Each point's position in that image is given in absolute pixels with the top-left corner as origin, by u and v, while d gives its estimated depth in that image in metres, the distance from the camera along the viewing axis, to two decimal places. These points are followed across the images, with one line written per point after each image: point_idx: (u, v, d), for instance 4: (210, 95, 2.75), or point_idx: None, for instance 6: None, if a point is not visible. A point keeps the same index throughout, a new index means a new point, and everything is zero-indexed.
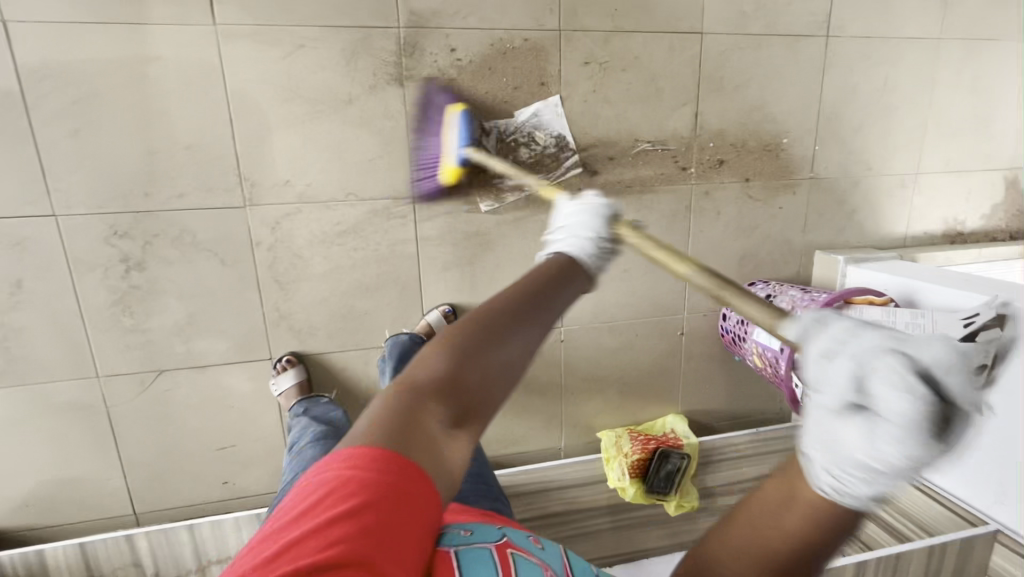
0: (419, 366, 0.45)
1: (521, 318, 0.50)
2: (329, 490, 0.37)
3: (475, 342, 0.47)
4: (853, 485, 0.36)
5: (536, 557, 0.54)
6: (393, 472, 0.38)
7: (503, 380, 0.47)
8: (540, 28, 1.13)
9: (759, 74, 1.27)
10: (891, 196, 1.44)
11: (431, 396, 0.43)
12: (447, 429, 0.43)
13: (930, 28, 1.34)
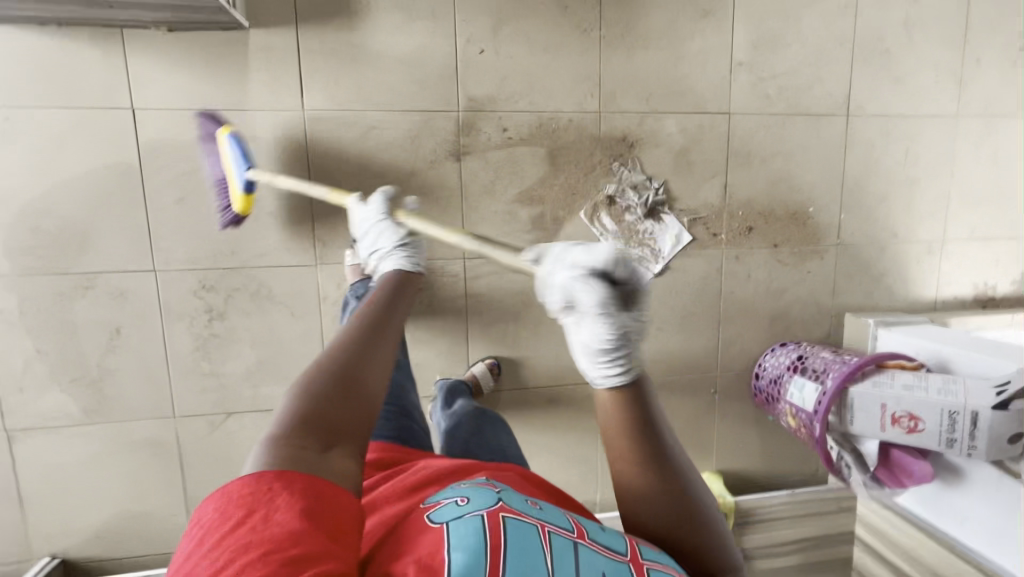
0: (286, 413, 0.53)
1: (353, 351, 0.63)
2: (222, 516, 0.42)
3: (337, 369, 0.59)
4: (598, 370, 0.56)
5: (530, 518, 0.53)
6: (283, 477, 0.45)
7: (367, 390, 0.60)
8: (583, 109, 1.26)
9: (784, 149, 1.37)
10: (918, 262, 1.49)
11: (303, 424, 0.52)
12: (321, 452, 0.51)
13: (948, 107, 1.43)
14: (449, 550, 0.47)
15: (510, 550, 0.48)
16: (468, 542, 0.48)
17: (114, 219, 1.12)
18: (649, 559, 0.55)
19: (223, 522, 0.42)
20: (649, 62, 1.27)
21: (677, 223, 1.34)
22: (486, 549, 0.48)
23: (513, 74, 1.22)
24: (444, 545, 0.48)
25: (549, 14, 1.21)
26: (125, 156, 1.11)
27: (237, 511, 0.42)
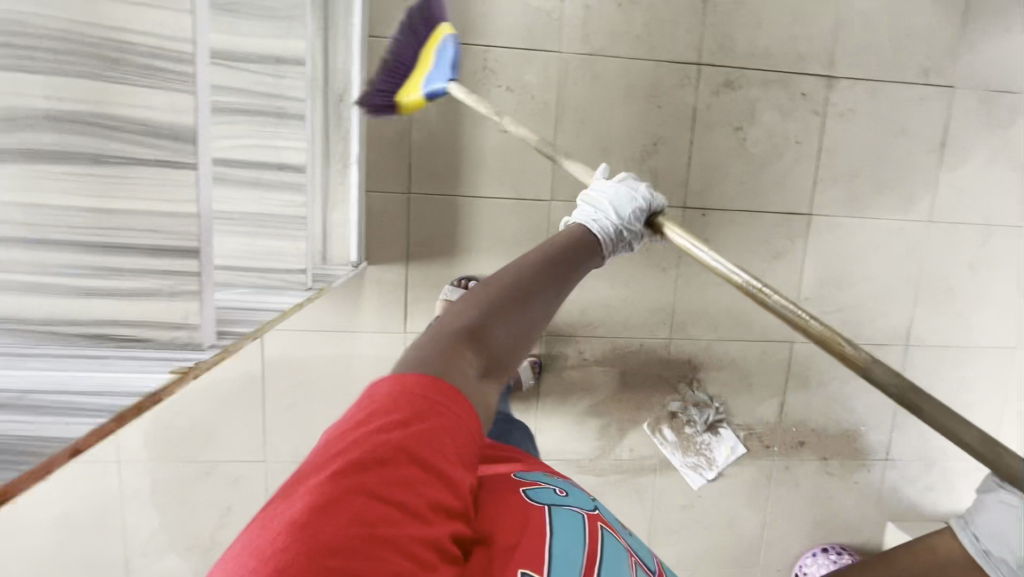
0: (453, 321, 0.55)
1: (534, 285, 0.60)
2: (391, 409, 0.44)
3: (515, 305, 0.57)
4: None
5: (621, 540, 0.61)
6: (438, 390, 0.47)
7: (526, 330, 0.58)
8: (654, 337, 1.37)
9: (842, 373, 1.44)
10: (966, 478, 1.54)
11: (466, 332, 0.54)
12: (479, 377, 0.52)
13: (1009, 339, 1.48)
14: (552, 536, 0.54)
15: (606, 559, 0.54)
16: (572, 533, 0.56)
17: (237, 417, 1.29)
18: None
19: (380, 415, 0.44)
20: (720, 297, 1.37)
21: (733, 436, 1.43)
22: (586, 547, 0.55)
23: (593, 304, 1.34)
24: (550, 527, 0.55)
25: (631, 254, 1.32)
26: (254, 366, 1.28)
27: (385, 406, 0.45)
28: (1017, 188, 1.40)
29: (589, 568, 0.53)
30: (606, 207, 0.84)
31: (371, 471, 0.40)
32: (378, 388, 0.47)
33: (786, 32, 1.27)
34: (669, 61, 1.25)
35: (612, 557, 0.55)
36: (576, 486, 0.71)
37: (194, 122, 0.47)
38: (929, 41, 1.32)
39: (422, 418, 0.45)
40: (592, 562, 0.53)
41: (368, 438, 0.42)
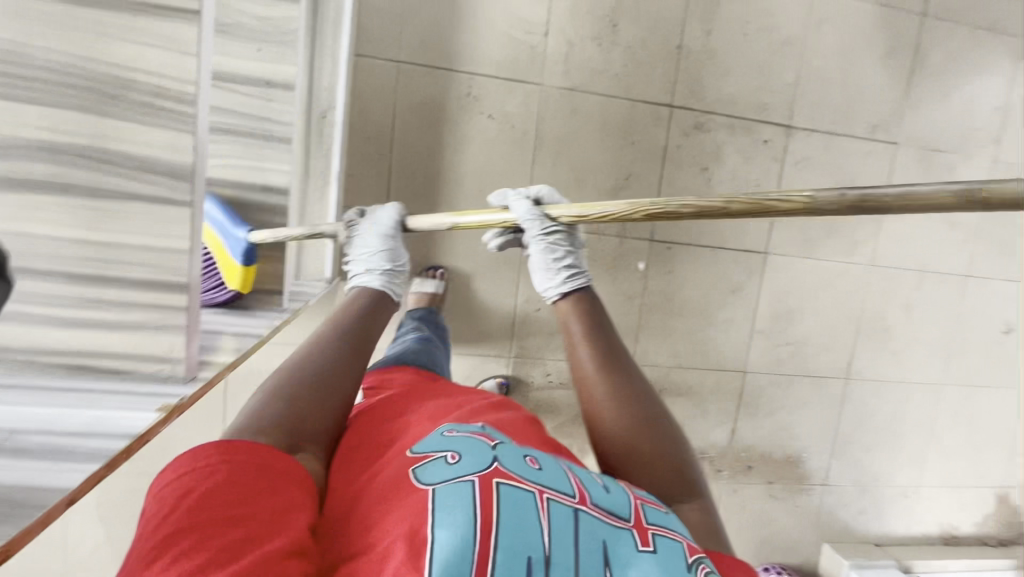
0: (255, 397, 0.55)
1: (334, 350, 0.61)
2: (160, 506, 0.39)
3: (313, 377, 0.58)
4: None
5: (527, 483, 0.50)
6: (206, 455, 0.43)
7: (328, 396, 0.58)
8: None
9: (789, 402, 1.54)
10: (895, 503, 1.67)
11: (274, 419, 0.52)
12: (291, 453, 0.52)
13: (935, 376, 1.62)
14: (433, 527, 0.45)
15: (502, 529, 0.46)
16: (455, 515, 0.46)
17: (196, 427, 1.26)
18: (653, 523, 0.53)
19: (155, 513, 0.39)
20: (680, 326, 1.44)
21: None
22: (475, 523, 0.45)
23: (561, 328, 1.39)
24: (431, 514, 0.46)
25: (600, 282, 1.38)
26: None
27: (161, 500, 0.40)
28: (945, 239, 1.55)
29: (481, 551, 0.44)
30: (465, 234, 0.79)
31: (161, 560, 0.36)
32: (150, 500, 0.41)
33: (752, 82, 1.36)
34: (644, 101, 1.32)
35: (509, 526, 0.46)
36: (483, 429, 0.58)
37: (194, 160, 0.48)
38: (877, 101, 1.44)
39: (198, 482, 0.41)
40: (485, 539, 0.45)
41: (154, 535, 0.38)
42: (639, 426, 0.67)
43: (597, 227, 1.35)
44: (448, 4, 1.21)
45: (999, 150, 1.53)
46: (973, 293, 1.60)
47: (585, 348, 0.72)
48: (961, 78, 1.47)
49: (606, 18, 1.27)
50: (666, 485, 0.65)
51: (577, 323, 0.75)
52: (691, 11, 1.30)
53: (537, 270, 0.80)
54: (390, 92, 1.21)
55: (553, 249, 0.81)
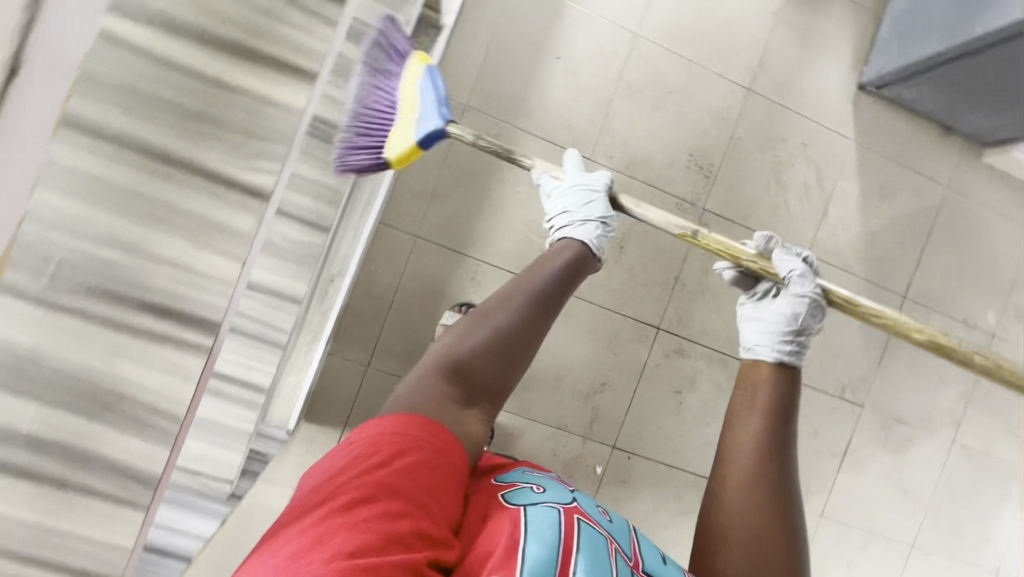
0: (464, 337, 0.82)
1: (512, 336, 0.83)
2: (360, 461, 0.59)
3: (499, 345, 0.82)
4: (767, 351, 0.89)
5: (601, 529, 0.68)
6: (418, 430, 0.66)
7: (506, 359, 0.82)
8: None
9: None
10: None
11: (452, 373, 0.78)
12: (459, 406, 0.76)
13: None
14: (526, 538, 0.60)
15: (581, 550, 0.61)
16: (544, 532, 0.61)
17: None
18: None
19: (362, 454, 0.60)
20: None
21: None
22: (559, 546, 0.60)
23: None
24: (524, 529, 0.61)
25: (555, 476, 1.40)
26: None
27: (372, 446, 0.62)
28: (895, 506, 1.59)
29: (564, 568, 0.59)
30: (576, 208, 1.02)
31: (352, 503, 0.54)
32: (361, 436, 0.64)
33: (736, 324, 1.46)
34: (633, 318, 1.41)
35: (585, 552, 0.61)
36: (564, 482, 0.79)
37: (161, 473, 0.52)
38: (850, 364, 1.53)
39: (405, 448, 0.63)
40: (569, 557, 0.60)
41: (349, 479, 0.57)
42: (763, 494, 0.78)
43: (563, 424, 1.40)
44: (474, 198, 1.31)
45: (958, 433, 1.61)
46: (917, 565, 1.62)
47: (751, 436, 0.81)
48: (931, 361, 1.57)
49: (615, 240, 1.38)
50: (766, 573, 0.73)
51: (769, 403, 0.84)
52: (693, 250, 1.41)
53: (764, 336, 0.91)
54: (402, 263, 1.29)
55: (796, 318, 0.92)
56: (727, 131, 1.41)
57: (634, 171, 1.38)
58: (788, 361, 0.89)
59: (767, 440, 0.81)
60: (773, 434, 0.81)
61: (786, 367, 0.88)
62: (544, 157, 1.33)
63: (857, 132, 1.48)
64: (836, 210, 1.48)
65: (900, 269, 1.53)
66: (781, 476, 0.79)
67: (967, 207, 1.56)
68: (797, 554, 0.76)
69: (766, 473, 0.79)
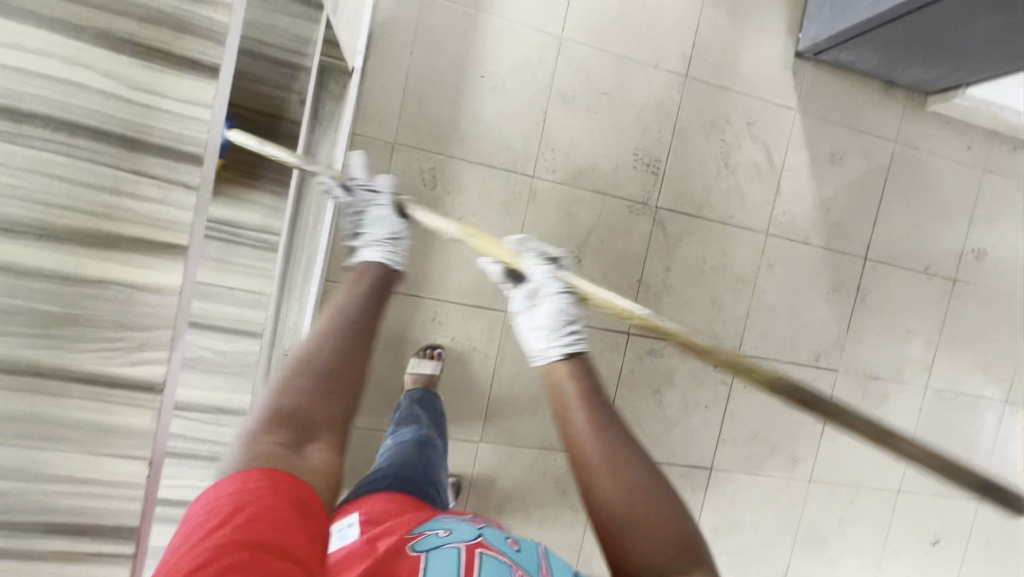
0: (267, 396, 0.59)
1: (336, 356, 0.61)
2: (208, 516, 0.45)
3: (325, 366, 0.60)
4: (547, 351, 0.73)
5: (505, 556, 0.61)
6: (269, 479, 0.49)
7: (343, 382, 0.61)
8: None
9: None
10: None
11: (270, 424, 0.55)
12: (295, 449, 0.55)
13: None
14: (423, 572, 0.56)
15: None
16: (443, 566, 0.56)
17: None
18: None
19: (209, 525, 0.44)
20: None
21: None
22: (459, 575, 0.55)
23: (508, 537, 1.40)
24: (423, 567, 0.56)
25: (548, 494, 1.41)
26: None
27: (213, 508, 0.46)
28: (879, 457, 1.64)
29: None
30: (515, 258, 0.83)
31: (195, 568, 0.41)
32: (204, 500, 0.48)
33: (705, 314, 1.45)
34: (602, 329, 1.39)
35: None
36: (476, 518, 0.70)
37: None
38: (821, 333, 1.54)
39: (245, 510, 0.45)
40: None
41: (188, 550, 0.43)
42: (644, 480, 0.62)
43: (549, 443, 1.40)
44: (420, 237, 1.26)
45: (931, 378, 1.65)
46: (905, 507, 1.69)
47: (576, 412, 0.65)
48: (898, 314, 1.59)
49: (571, 253, 1.34)
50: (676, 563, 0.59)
51: (574, 378, 0.69)
52: (652, 250, 1.39)
53: (538, 334, 0.75)
54: None
55: (562, 316, 0.77)
56: (669, 123, 1.36)
57: (579, 180, 1.33)
58: (568, 352, 0.72)
59: (597, 410, 0.64)
60: (598, 401, 0.66)
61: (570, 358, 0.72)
62: (485, 182, 1.28)
63: (800, 101, 1.44)
64: (789, 184, 1.46)
65: (859, 230, 1.53)
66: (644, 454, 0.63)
67: (917, 158, 1.55)
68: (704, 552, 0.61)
69: (615, 444, 0.63)
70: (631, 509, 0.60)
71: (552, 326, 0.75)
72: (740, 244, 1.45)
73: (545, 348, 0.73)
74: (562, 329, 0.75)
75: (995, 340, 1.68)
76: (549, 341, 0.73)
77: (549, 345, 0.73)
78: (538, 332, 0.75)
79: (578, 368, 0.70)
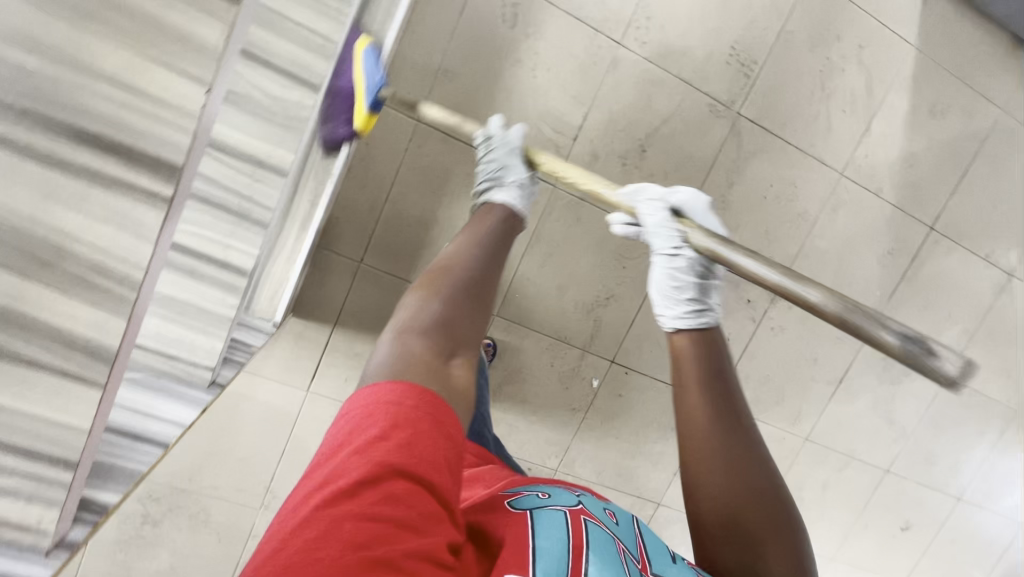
0: (408, 310, 0.57)
1: (468, 282, 0.62)
2: (372, 417, 0.44)
3: (467, 287, 0.62)
4: (674, 320, 0.76)
5: (607, 526, 0.56)
6: (423, 396, 0.46)
7: (478, 300, 0.62)
8: (543, 463, 1.43)
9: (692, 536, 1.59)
10: None
11: (424, 327, 0.55)
12: (446, 358, 0.53)
13: (827, 549, 1.70)
14: (535, 537, 0.50)
15: (592, 551, 0.50)
16: (553, 532, 0.51)
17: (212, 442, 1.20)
18: None
19: (365, 428, 0.43)
20: (613, 448, 1.45)
21: None
22: (568, 545, 0.50)
23: (500, 420, 1.37)
24: (532, 530, 0.51)
25: (551, 387, 1.37)
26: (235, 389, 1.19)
27: (369, 419, 0.44)
28: (879, 433, 1.62)
29: (574, 569, 0.48)
30: (501, 165, 0.94)
31: (359, 486, 0.39)
32: (358, 404, 0.46)
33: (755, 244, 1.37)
34: None
35: (594, 551, 0.51)
36: (567, 485, 0.66)
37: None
38: (863, 294, 1.47)
39: (403, 422, 0.43)
40: (579, 556, 0.49)
41: (350, 456, 0.42)
42: (738, 469, 0.65)
43: (564, 335, 1.35)
44: (484, 80, 1.15)
45: None
46: (888, 488, 1.68)
47: (696, 392, 0.67)
48: (944, 296, 1.52)
49: (638, 141, 1.24)
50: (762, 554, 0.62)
51: (693, 345, 0.72)
52: (721, 160, 1.29)
53: (658, 295, 0.79)
54: (401, 148, 1.15)
55: (677, 279, 0.79)
56: (777, 22, 1.23)
57: (666, 62, 1.21)
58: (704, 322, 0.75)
59: (716, 405, 0.67)
60: (717, 380, 0.68)
61: (694, 332, 0.74)
62: (567, 36, 1.16)
63: (920, 36, 1.31)
64: (880, 127, 1.35)
65: (934, 197, 1.43)
66: (749, 453, 0.66)
67: (1016, 136, 1.44)
68: (787, 530, 0.64)
69: (730, 439, 0.66)
70: (717, 504, 0.64)
71: (688, 286, 0.78)
72: (812, 177, 1.35)
73: (678, 314, 0.76)
74: (679, 294, 0.77)
75: None
76: (672, 308, 0.77)
77: (677, 311, 0.76)
78: (657, 296, 0.79)
79: (698, 339, 0.73)
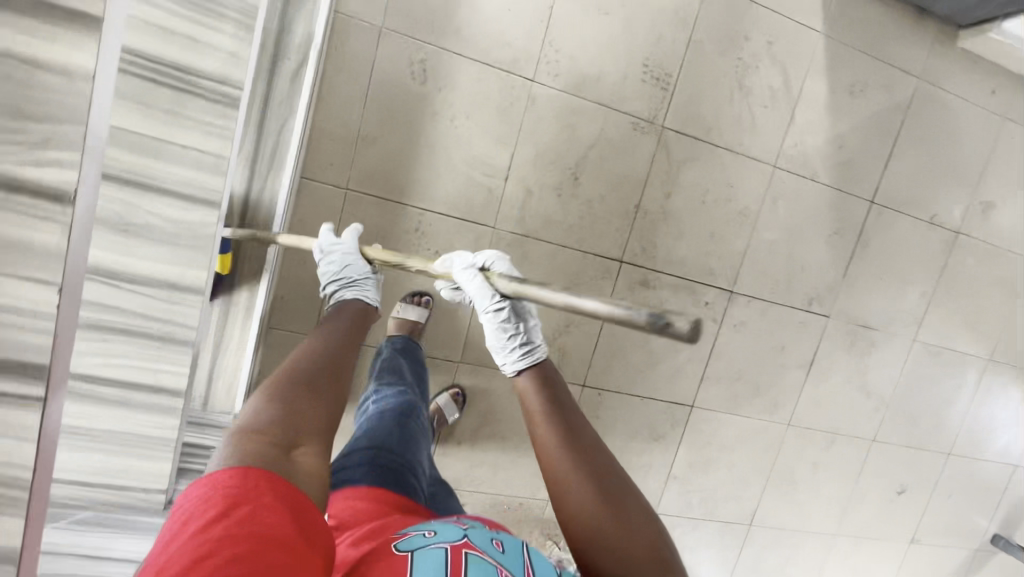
0: (248, 415, 0.54)
1: (313, 373, 0.62)
2: (206, 501, 0.41)
3: (309, 379, 0.61)
4: (510, 369, 0.78)
5: (491, 558, 0.50)
6: (257, 475, 0.44)
7: (327, 396, 0.60)
8: (533, 496, 1.44)
9: (694, 537, 1.60)
10: None
11: (262, 429, 0.51)
12: (288, 451, 0.50)
13: (829, 525, 1.72)
14: None
15: None
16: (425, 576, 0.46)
17: None
18: None
19: (199, 514, 0.40)
20: None
21: None
22: None
23: (483, 462, 1.38)
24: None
25: (526, 420, 1.38)
26: None
27: (200, 505, 0.41)
28: (858, 405, 1.64)
29: None
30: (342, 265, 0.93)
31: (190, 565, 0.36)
32: (188, 498, 0.43)
33: (703, 247, 1.39)
34: (595, 255, 1.32)
35: None
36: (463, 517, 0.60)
37: None
38: (818, 277, 1.50)
39: (243, 498, 0.42)
40: None
41: (183, 541, 0.38)
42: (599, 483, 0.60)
43: None
44: (405, 138, 1.16)
45: (920, 331, 1.63)
46: (877, 456, 1.71)
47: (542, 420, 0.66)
48: (896, 264, 1.55)
49: (568, 171, 1.26)
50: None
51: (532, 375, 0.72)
52: (654, 174, 1.30)
53: (495, 351, 0.82)
54: (334, 218, 1.16)
55: (504, 325, 0.82)
56: (684, 34, 1.25)
57: (582, 90, 1.22)
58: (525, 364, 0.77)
59: (560, 426, 0.65)
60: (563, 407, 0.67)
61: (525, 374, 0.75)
62: (480, 82, 1.17)
63: (826, 23, 1.33)
64: (803, 115, 1.37)
65: (869, 172, 1.46)
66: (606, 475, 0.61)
67: (938, 99, 1.46)
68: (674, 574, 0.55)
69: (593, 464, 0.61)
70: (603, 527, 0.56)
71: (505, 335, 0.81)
72: (746, 175, 1.37)
73: (509, 365, 0.79)
74: (506, 356, 0.80)
75: (988, 299, 1.66)
76: (506, 362, 0.80)
77: (510, 361, 0.79)
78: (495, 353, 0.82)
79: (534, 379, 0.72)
